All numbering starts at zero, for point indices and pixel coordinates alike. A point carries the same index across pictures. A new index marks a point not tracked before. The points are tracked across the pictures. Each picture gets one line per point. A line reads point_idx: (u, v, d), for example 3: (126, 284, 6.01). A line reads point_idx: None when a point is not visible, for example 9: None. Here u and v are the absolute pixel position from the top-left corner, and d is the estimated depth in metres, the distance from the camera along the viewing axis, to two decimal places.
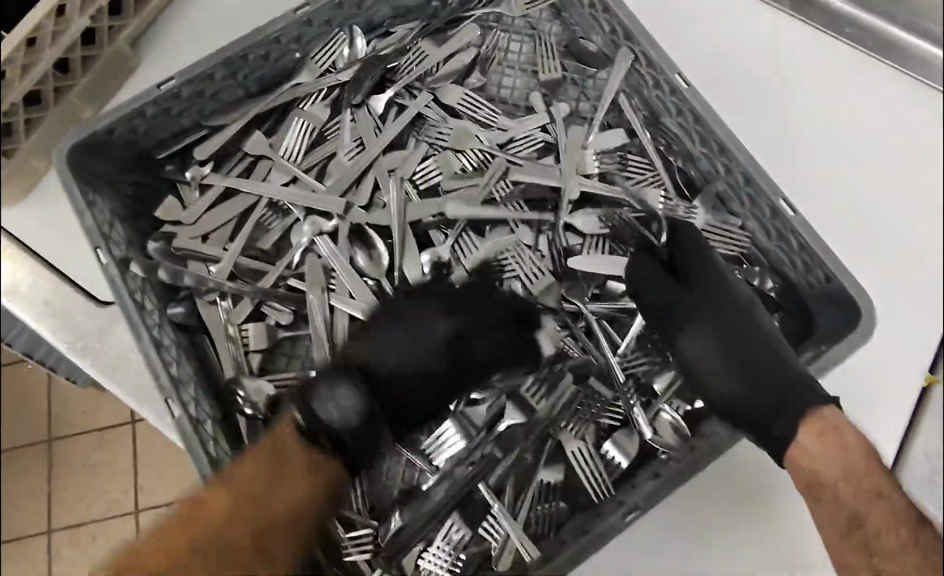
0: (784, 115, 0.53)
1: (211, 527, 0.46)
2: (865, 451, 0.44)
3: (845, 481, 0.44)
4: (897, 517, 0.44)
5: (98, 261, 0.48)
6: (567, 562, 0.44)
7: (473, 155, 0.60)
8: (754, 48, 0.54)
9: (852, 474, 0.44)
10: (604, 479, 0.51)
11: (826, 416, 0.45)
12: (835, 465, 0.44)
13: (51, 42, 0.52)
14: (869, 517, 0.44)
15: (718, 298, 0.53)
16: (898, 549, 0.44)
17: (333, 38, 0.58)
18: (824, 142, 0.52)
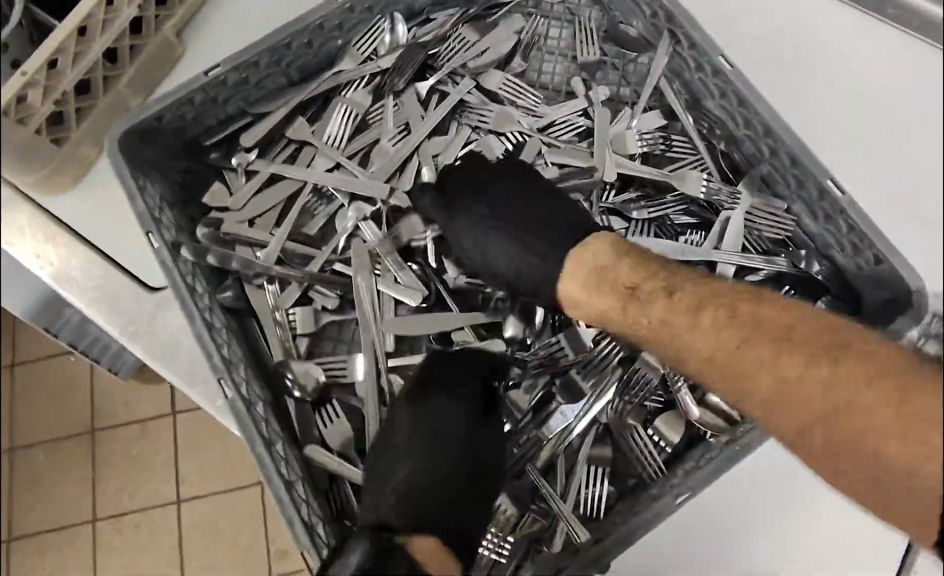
0: (814, 106, 0.51)
1: None
2: (582, 284, 0.51)
3: (599, 316, 0.51)
4: (643, 319, 0.48)
5: (150, 245, 0.49)
6: (620, 540, 0.44)
7: (514, 136, 0.61)
8: (787, 30, 0.52)
9: (593, 310, 0.51)
10: (654, 458, 0.52)
11: (575, 265, 0.52)
12: (584, 300, 0.51)
13: (101, 31, 0.53)
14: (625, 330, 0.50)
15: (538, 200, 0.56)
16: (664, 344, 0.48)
17: (375, 25, 0.59)
18: (868, 129, 0.49)
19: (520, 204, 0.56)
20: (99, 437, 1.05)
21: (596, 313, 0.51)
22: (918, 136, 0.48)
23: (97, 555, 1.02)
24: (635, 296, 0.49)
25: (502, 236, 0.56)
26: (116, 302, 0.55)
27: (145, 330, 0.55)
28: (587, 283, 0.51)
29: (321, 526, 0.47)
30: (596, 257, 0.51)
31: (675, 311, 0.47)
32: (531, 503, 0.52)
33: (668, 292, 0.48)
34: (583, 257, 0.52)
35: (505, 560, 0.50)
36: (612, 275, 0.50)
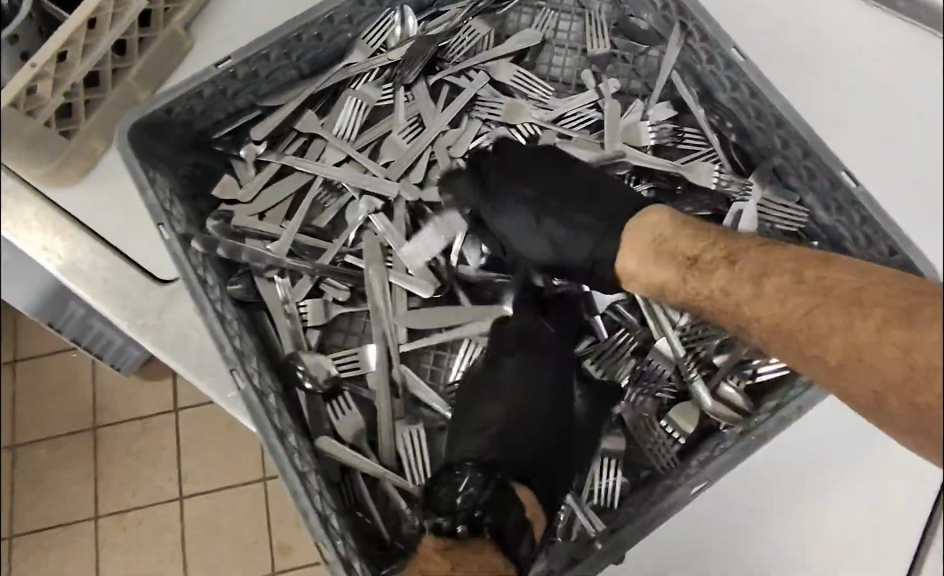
0: (821, 103, 0.52)
1: None
2: (638, 253, 0.50)
3: (656, 286, 0.50)
4: (703, 287, 0.48)
5: (161, 237, 0.49)
6: (635, 531, 0.44)
7: (525, 128, 0.61)
8: (798, 26, 0.53)
9: (646, 278, 0.50)
10: (666, 448, 0.52)
11: (631, 231, 0.51)
12: (640, 270, 0.50)
13: (110, 23, 0.53)
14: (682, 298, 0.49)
15: (547, 168, 0.56)
16: (724, 312, 0.47)
17: (385, 17, 0.59)
18: (875, 126, 0.51)
19: (527, 169, 0.56)
20: (102, 434, 1.05)
21: (652, 285, 0.50)
22: (923, 134, 0.50)
23: (99, 552, 1.02)
24: (701, 264, 0.48)
25: (517, 200, 0.56)
26: (125, 295, 0.55)
27: (154, 323, 0.55)
28: (647, 251, 0.50)
29: (334, 517, 0.47)
30: (649, 225, 0.51)
31: (740, 282, 0.46)
32: None
33: (731, 260, 0.47)
34: (638, 225, 0.51)
35: None
36: (668, 243, 0.49)
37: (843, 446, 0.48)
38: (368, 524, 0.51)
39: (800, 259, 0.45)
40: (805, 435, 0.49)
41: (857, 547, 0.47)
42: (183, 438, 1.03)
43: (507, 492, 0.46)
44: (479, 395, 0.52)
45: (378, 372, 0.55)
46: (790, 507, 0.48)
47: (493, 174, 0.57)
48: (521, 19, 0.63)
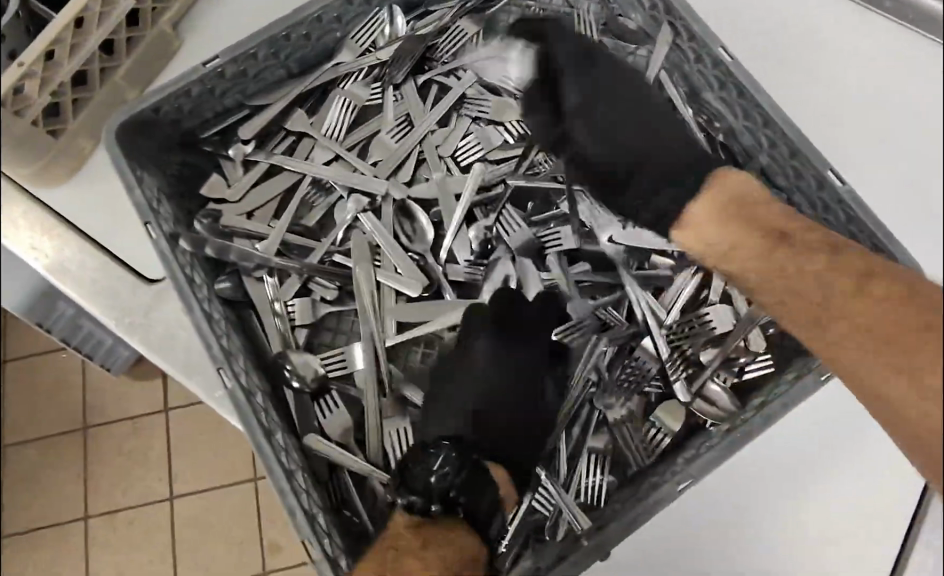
0: (813, 105, 0.53)
1: None
2: (728, 216, 0.49)
3: (731, 245, 0.49)
4: (783, 262, 0.47)
5: (148, 236, 0.49)
6: (621, 529, 0.44)
7: (514, 126, 0.61)
8: (789, 27, 0.54)
9: (717, 241, 0.50)
10: (647, 447, 0.52)
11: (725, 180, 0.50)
12: (719, 226, 0.50)
13: (98, 22, 0.53)
14: (753, 269, 0.48)
15: (627, 80, 0.55)
16: (793, 296, 0.47)
17: (374, 16, 0.59)
18: (873, 126, 0.52)
19: (612, 85, 0.55)
20: (92, 434, 1.05)
21: (725, 248, 0.49)
22: (913, 133, 0.51)
23: (88, 552, 1.01)
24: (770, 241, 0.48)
25: (587, 113, 0.56)
26: (112, 295, 0.55)
27: (142, 323, 0.55)
28: (716, 226, 0.50)
29: (321, 516, 0.47)
30: (740, 189, 0.50)
31: (797, 273, 0.46)
32: (535, 492, 0.52)
33: (828, 250, 0.46)
34: (728, 182, 0.50)
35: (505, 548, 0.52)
36: (756, 213, 0.49)
37: (837, 436, 0.48)
38: (356, 523, 0.51)
39: (863, 266, 0.45)
40: (799, 427, 0.49)
41: (843, 540, 0.48)
42: (174, 437, 1.03)
43: (482, 475, 0.53)
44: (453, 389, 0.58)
45: (366, 369, 0.55)
46: (779, 502, 0.48)
47: (597, 85, 0.55)
48: (509, 18, 0.61)
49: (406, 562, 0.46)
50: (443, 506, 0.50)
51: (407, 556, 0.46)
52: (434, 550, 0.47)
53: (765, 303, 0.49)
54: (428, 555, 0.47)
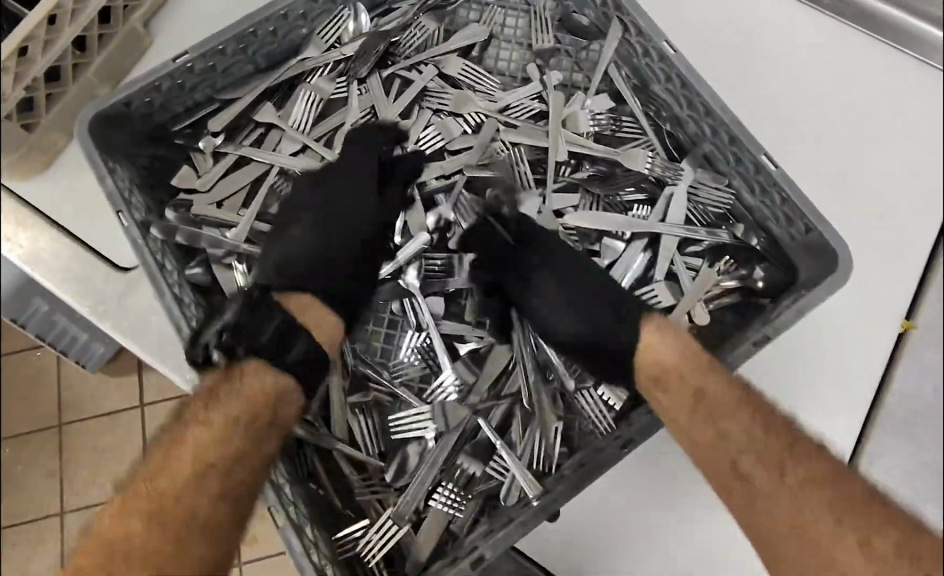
0: (782, 103, 0.59)
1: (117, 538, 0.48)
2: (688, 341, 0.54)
3: (687, 365, 0.52)
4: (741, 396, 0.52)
5: (121, 224, 0.51)
6: (568, 490, 0.48)
7: (471, 117, 0.64)
8: (751, 21, 0.60)
9: (692, 354, 0.53)
10: (605, 415, 0.56)
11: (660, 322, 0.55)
12: (677, 347, 0.53)
13: (70, 20, 0.55)
14: (708, 387, 0.51)
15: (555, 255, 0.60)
16: (733, 410, 0.51)
17: (338, 14, 0.62)
18: (837, 122, 0.58)
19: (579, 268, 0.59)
20: (67, 432, 1.06)
21: (690, 359, 0.53)
22: (869, 128, 0.58)
23: (63, 545, 1.03)
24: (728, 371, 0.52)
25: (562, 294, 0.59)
26: (85, 283, 0.57)
27: (115, 309, 0.57)
28: (689, 343, 0.54)
29: (287, 487, 0.50)
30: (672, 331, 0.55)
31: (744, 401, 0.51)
32: (489, 459, 0.55)
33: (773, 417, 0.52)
34: (657, 325, 0.55)
35: (463, 515, 0.53)
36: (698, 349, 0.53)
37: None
38: (321, 495, 0.54)
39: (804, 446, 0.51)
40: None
41: None
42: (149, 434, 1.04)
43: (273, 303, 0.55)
44: (302, 218, 0.60)
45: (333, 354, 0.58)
46: None
47: (533, 266, 0.60)
48: (469, 15, 0.65)
49: (193, 435, 0.51)
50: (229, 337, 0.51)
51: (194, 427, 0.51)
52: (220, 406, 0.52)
53: (691, 413, 0.52)
54: (216, 416, 0.51)
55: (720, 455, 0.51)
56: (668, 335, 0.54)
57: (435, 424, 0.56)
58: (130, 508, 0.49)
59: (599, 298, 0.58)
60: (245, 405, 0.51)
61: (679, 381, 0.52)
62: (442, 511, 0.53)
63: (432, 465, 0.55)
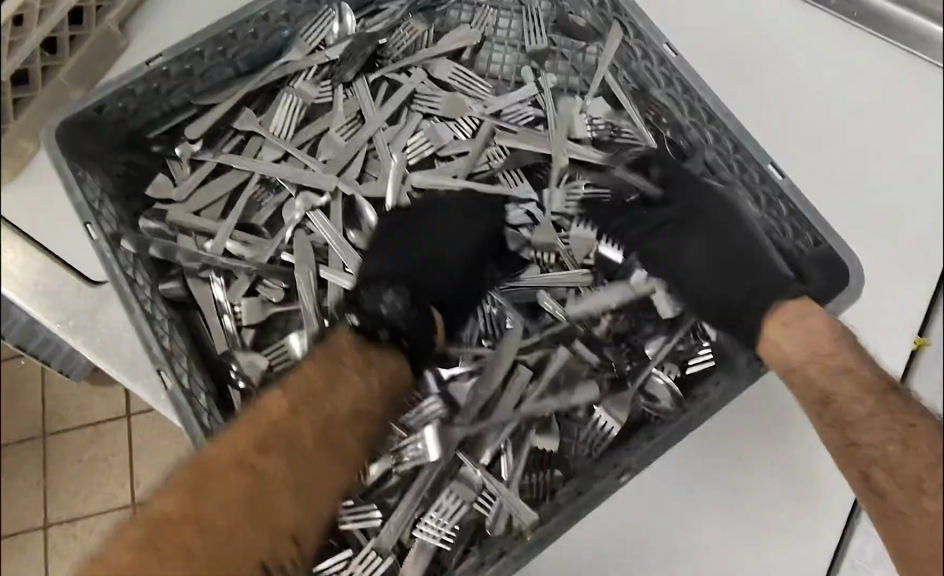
0: (782, 106, 0.56)
1: (251, 450, 0.47)
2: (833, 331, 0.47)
3: (813, 362, 0.47)
4: (870, 384, 0.47)
5: (89, 237, 0.48)
6: (563, 522, 0.45)
7: (468, 122, 0.62)
8: (750, 20, 0.57)
9: (823, 353, 0.47)
10: (597, 444, 0.52)
11: (795, 305, 0.49)
12: (819, 340, 0.47)
13: (38, 20, 0.51)
14: (838, 394, 0.47)
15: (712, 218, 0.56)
16: (868, 415, 0.46)
17: (323, 14, 0.59)
18: (841, 125, 0.55)
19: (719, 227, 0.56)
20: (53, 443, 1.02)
21: (822, 357, 0.47)
22: (870, 130, 0.55)
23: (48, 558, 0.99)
24: (858, 372, 0.47)
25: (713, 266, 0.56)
26: (56, 298, 0.54)
27: (87, 325, 0.54)
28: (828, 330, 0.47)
29: None
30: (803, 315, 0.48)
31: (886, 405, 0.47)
32: (481, 488, 0.52)
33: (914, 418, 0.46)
34: (787, 313, 0.49)
35: (451, 547, 0.50)
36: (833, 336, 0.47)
37: (772, 443, 0.51)
38: None
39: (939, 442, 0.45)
40: (729, 428, 0.51)
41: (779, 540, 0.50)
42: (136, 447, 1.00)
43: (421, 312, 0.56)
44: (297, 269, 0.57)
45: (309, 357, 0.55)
46: (716, 488, 0.50)
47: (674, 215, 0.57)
48: (461, 15, 0.63)
49: (348, 376, 0.52)
50: (391, 333, 0.54)
51: (297, 438, 0.49)
52: (303, 420, 0.50)
53: (819, 422, 0.47)
54: (379, 367, 0.53)
55: (854, 462, 0.46)
56: (792, 323, 0.48)
57: (417, 449, 0.53)
58: (278, 424, 0.49)
59: (738, 260, 0.54)
60: (392, 366, 0.54)
61: (805, 382, 0.48)
62: (427, 543, 0.51)
63: (416, 494, 0.52)
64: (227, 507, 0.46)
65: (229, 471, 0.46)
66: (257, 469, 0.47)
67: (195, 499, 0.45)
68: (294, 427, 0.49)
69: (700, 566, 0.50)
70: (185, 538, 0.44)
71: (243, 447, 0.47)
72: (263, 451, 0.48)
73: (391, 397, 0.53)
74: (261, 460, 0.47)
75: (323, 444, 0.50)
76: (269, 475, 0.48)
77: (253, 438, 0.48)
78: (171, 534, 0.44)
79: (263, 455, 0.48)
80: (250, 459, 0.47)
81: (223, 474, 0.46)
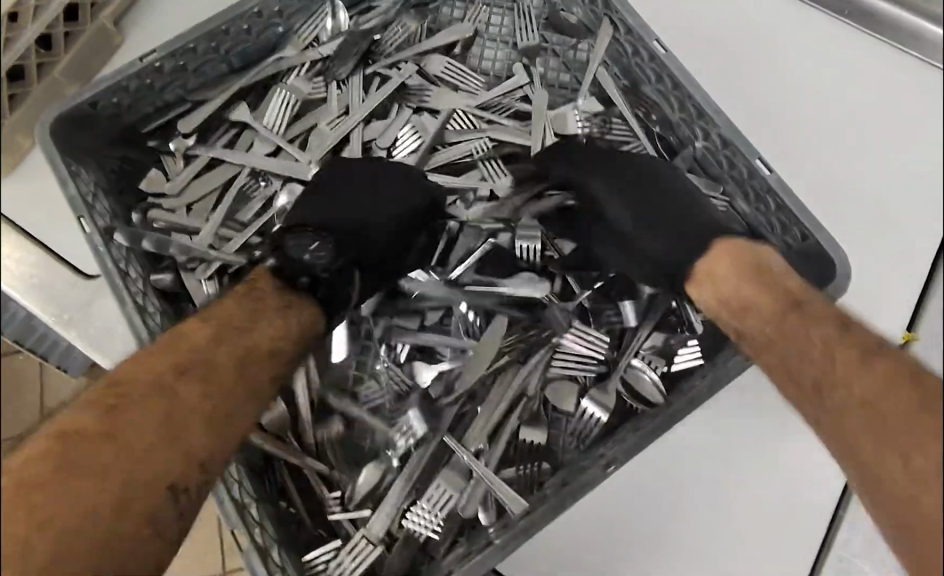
0: (770, 101, 0.56)
1: (146, 390, 0.43)
2: (738, 266, 0.48)
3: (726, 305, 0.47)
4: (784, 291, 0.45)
5: (83, 231, 0.49)
6: (549, 512, 0.46)
7: (456, 117, 0.62)
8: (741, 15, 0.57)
9: (729, 293, 0.47)
10: (581, 437, 0.53)
11: (722, 255, 0.49)
12: (731, 285, 0.47)
13: (33, 17, 0.52)
14: (747, 323, 0.46)
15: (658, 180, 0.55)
16: (780, 329, 0.45)
17: (317, 11, 0.61)
18: (828, 121, 0.55)
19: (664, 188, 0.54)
20: None
21: (732, 299, 0.47)
22: (858, 127, 0.54)
23: None
24: (771, 283, 0.46)
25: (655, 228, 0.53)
26: (50, 292, 0.54)
27: (81, 319, 0.54)
28: (740, 261, 0.48)
29: (253, 506, 0.48)
30: (723, 259, 0.49)
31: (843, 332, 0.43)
32: (469, 480, 0.53)
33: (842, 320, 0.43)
34: (722, 256, 0.49)
35: (439, 538, 0.51)
36: (751, 265, 0.47)
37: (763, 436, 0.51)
38: (289, 510, 0.52)
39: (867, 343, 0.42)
40: (712, 419, 0.51)
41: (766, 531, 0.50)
42: None
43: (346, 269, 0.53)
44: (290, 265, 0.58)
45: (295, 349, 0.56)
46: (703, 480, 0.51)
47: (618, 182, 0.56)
48: (453, 12, 0.64)
49: (262, 326, 0.48)
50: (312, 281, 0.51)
51: (217, 364, 0.45)
52: (225, 350, 0.46)
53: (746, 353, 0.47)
54: (293, 316, 0.50)
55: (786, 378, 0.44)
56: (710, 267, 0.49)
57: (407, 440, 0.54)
58: (175, 368, 0.44)
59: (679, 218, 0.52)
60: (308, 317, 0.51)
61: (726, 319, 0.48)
62: (416, 532, 0.52)
63: (405, 485, 0.53)
64: (122, 445, 0.41)
65: (138, 401, 0.42)
66: (153, 414, 0.42)
67: (97, 433, 0.41)
68: (206, 366, 0.45)
69: (686, 557, 0.50)
70: (91, 456, 0.40)
71: (147, 374, 0.43)
72: (179, 373, 0.44)
73: (307, 341, 0.51)
74: (174, 391, 0.43)
75: (232, 392, 0.46)
76: (167, 420, 0.43)
77: (157, 373, 0.43)
78: (79, 442, 0.40)
79: (168, 396, 0.43)
80: (151, 396, 0.43)
81: (138, 389, 0.42)
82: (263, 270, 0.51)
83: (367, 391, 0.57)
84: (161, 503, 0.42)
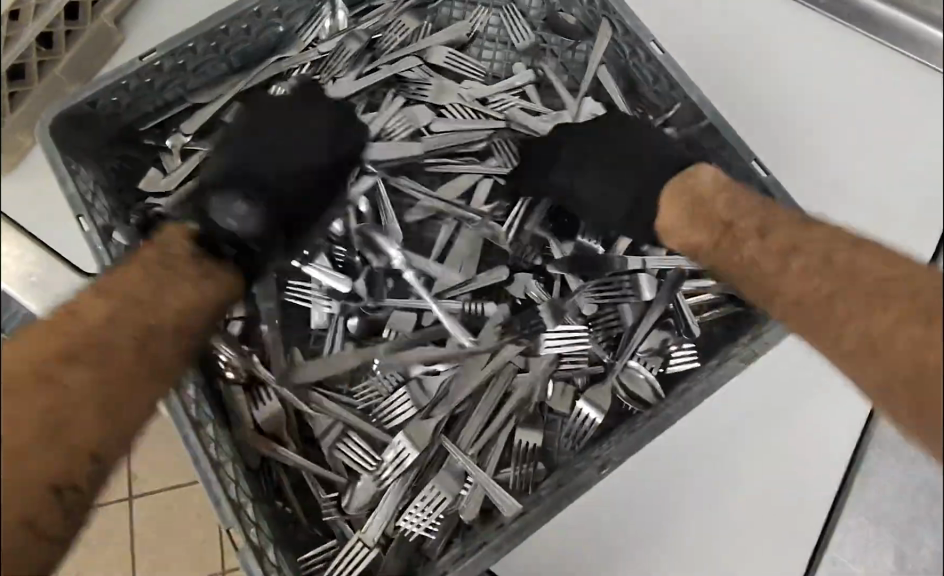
0: (769, 103, 0.55)
1: (45, 364, 0.38)
2: (680, 200, 0.51)
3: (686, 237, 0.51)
4: (725, 209, 0.49)
5: (81, 230, 0.49)
6: (544, 513, 0.46)
7: (454, 110, 0.63)
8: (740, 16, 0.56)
9: (681, 228, 0.51)
10: (576, 438, 0.54)
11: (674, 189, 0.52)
12: (681, 222, 0.51)
13: (33, 15, 0.52)
14: (703, 248, 0.49)
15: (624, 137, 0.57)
16: (730, 250, 0.48)
17: (316, 11, 0.60)
18: (827, 123, 0.54)
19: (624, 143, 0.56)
20: None
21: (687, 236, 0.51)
22: (855, 129, 0.54)
23: None
24: (707, 214, 0.49)
25: (609, 176, 0.57)
26: None
27: None
28: (679, 195, 0.51)
29: (249, 505, 0.48)
30: (677, 197, 0.52)
31: (809, 235, 0.44)
32: (464, 481, 0.53)
33: (763, 231, 0.46)
34: (670, 195, 0.52)
35: (435, 538, 0.52)
36: (696, 197, 0.50)
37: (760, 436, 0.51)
38: (286, 510, 0.52)
39: (790, 239, 0.45)
40: (711, 420, 0.51)
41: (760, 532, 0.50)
42: None
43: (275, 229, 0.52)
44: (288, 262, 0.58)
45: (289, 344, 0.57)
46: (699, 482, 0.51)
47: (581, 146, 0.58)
48: (452, 12, 0.64)
49: (177, 283, 0.45)
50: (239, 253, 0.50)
51: (121, 347, 0.41)
52: (123, 323, 0.42)
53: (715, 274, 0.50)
54: (200, 283, 0.47)
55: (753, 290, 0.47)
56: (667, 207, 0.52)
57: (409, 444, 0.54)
58: (75, 332, 0.40)
59: (635, 168, 0.56)
60: (217, 285, 0.48)
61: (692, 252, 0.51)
62: (411, 533, 0.52)
63: (402, 485, 0.53)
64: (22, 428, 0.37)
65: (27, 384, 0.37)
66: (60, 389, 0.38)
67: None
68: (104, 336, 0.41)
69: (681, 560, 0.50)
70: None
71: (43, 345, 0.39)
72: (69, 360, 0.39)
73: (217, 307, 0.48)
74: (66, 373, 0.39)
75: (147, 357, 0.42)
76: (62, 397, 0.38)
77: (56, 349, 0.39)
78: None
79: (58, 376, 0.38)
80: (48, 373, 0.38)
81: (17, 387, 0.37)
82: (183, 231, 0.49)
83: (360, 389, 0.57)
84: (46, 506, 0.38)
